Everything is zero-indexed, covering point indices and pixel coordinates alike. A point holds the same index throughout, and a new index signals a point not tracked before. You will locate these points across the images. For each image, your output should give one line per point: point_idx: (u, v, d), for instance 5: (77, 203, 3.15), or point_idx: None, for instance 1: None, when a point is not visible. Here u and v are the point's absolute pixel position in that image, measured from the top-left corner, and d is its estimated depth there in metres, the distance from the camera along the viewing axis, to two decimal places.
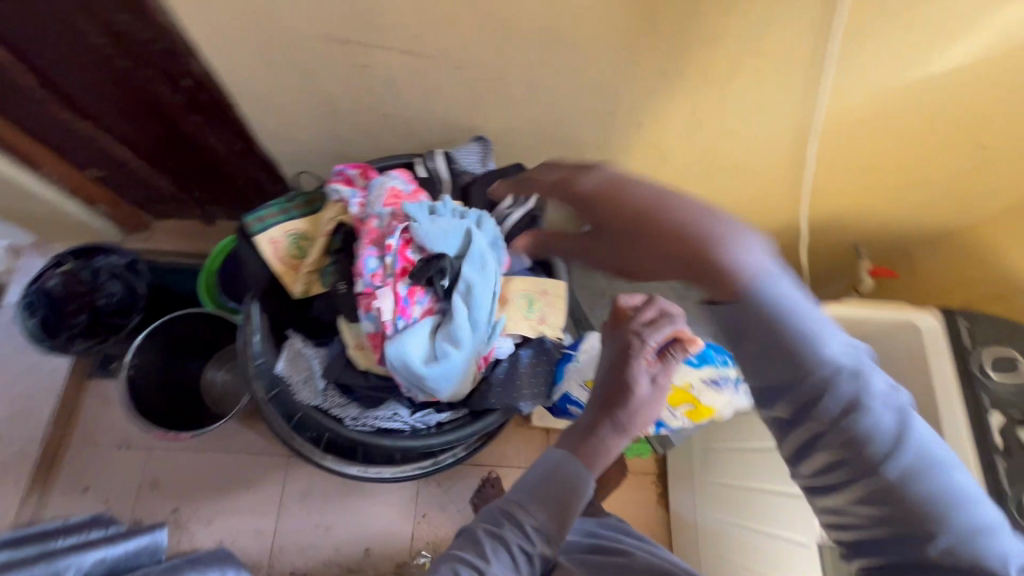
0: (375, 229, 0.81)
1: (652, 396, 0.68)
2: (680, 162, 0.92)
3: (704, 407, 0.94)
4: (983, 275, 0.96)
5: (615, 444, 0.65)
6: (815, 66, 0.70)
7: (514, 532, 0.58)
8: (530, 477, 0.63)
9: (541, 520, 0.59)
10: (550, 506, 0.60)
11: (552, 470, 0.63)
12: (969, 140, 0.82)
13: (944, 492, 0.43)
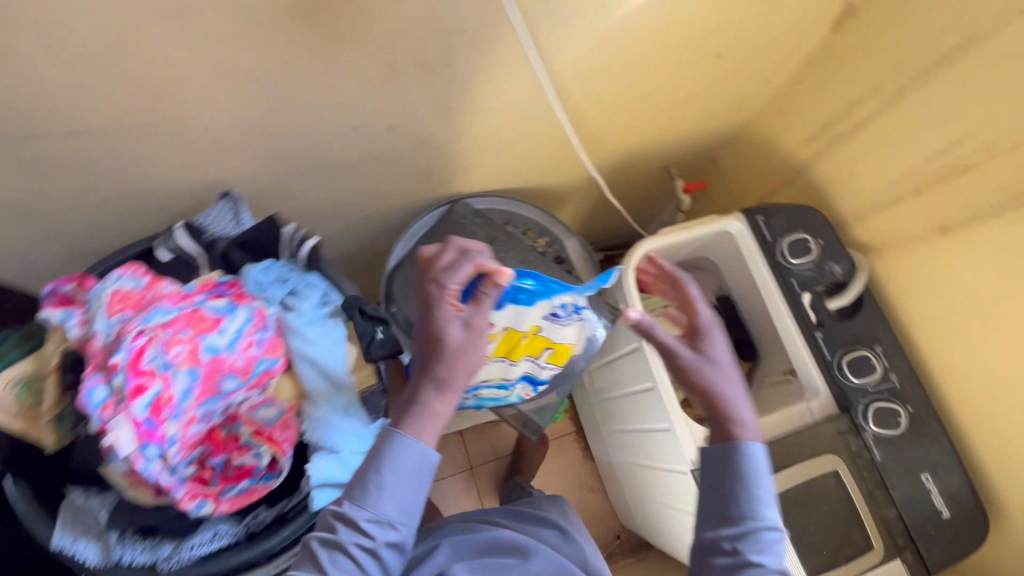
0: (95, 344, 0.57)
1: (469, 343, 0.57)
2: (457, 147, 0.87)
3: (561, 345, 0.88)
4: (772, 164, 1.04)
5: (438, 406, 0.57)
6: (518, 31, 0.66)
7: (351, 533, 0.55)
8: (364, 462, 0.58)
9: (374, 513, 0.55)
10: (379, 495, 0.56)
11: (376, 450, 0.57)
12: (702, 56, 0.83)
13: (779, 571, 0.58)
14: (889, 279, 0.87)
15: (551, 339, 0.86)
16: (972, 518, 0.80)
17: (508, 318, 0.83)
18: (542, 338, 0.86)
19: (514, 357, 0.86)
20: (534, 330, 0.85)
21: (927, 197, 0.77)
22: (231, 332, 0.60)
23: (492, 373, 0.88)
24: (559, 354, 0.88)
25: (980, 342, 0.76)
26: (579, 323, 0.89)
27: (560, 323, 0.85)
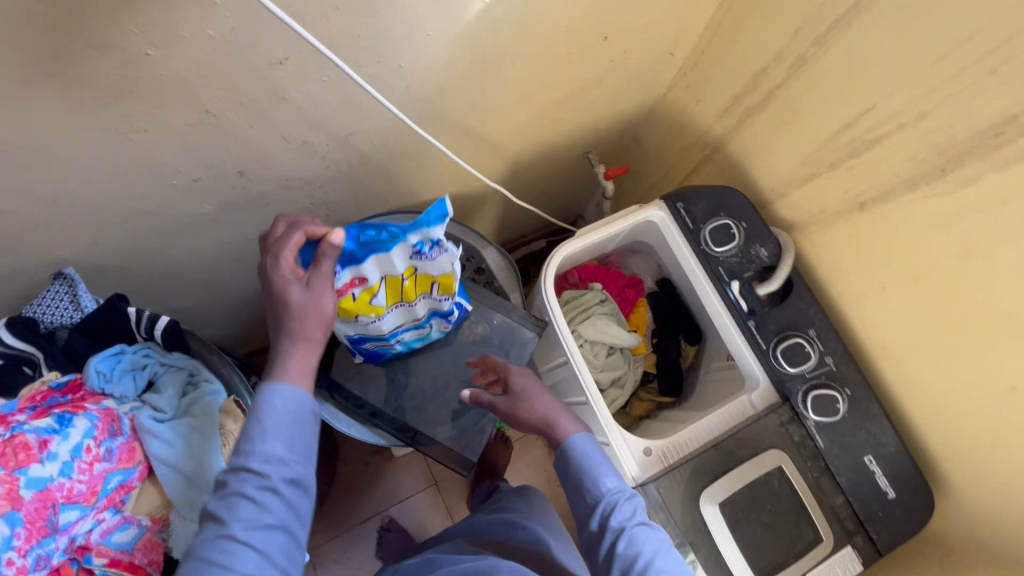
0: None
1: (312, 297, 0.55)
2: (336, 174, 0.76)
3: (444, 278, 0.71)
4: (691, 140, 0.96)
5: (299, 354, 0.55)
6: (357, 56, 0.56)
7: (249, 481, 0.49)
8: (244, 424, 0.51)
9: (267, 450, 0.49)
10: (269, 432, 0.50)
11: (253, 408, 0.52)
12: (591, 41, 0.74)
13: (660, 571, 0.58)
14: (817, 256, 0.82)
15: (431, 273, 0.71)
16: (918, 495, 0.77)
17: (376, 269, 0.67)
18: (421, 275, 0.71)
19: (408, 301, 0.74)
20: (409, 270, 0.70)
21: (843, 172, 0.71)
22: (44, 459, 0.51)
23: (397, 319, 0.77)
24: (449, 286, 0.72)
25: (910, 320, 0.72)
26: (450, 251, 0.67)
27: (430, 257, 0.67)
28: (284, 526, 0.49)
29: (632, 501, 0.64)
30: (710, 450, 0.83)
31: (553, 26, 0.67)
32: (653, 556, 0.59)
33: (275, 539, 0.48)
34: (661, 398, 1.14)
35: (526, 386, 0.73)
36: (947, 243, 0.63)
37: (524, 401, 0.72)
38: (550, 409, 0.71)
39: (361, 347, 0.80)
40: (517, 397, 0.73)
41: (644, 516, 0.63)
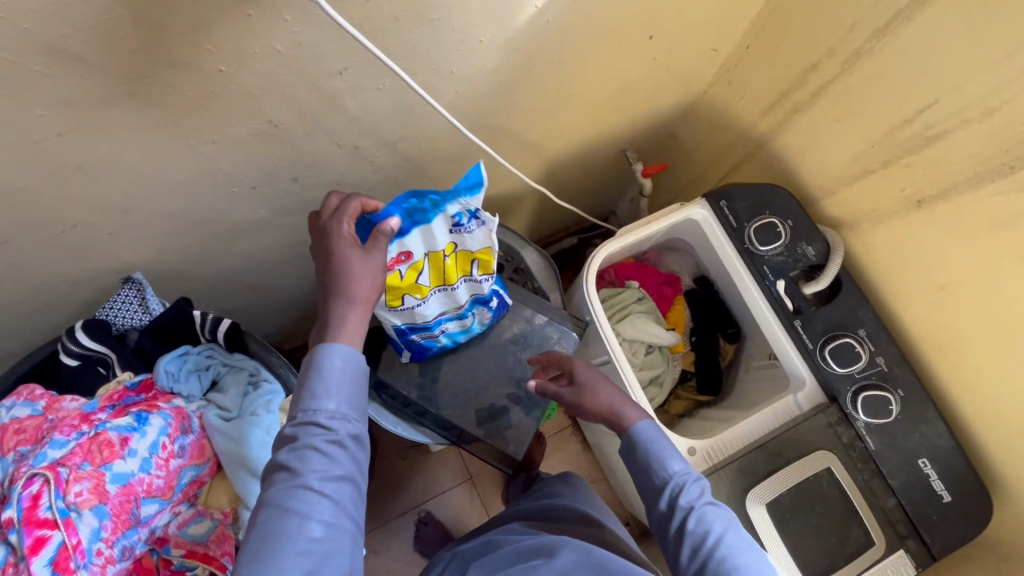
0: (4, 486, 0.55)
1: (366, 261, 0.56)
2: (383, 179, 0.78)
3: (483, 254, 0.73)
4: (732, 137, 0.95)
5: (354, 315, 0.55)
6: (412, 65, 0.57)
7: (314, 436, 0.50)
8: (302, 384, 0.52)
9: (334, 407, 0.52)
10: (333, 389, 0.52)
11: (313, 368, 0.52)
12: (636, 42, 0.74)
13: (739, 556, 0.58)
14: (868, 254, 0.80)
15: (469, 248, 0.72)
16: (975, 500, 0.75)
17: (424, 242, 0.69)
18: (460, 252, 0.73)
19: (449, 283, 0.75)
20: (449, 247, 0.72)
21: (899, 168, 0.69)
22: (127, 457, 0.55)
23: (440, 304, 0.78)
24: (487, 262, 0.73)
25: (969, 320, 0.70)
26: (488, 224, 0.69)
27: (468, 229, 0.69)
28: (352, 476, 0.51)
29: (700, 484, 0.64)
30: (755, 449, 0.82)
31: (600, 28, 0.67)
32: (731, 542, 0.59)
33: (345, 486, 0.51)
34: (700, 396, 1.13)
35: (591, 375, 0.74)
36: (1012, 242, 0.61)
37: (591, 393, 0.72)
38: (616, 398, 0.71)
39: (407, 339, 0.82)
40: (582, 386, 0.73)
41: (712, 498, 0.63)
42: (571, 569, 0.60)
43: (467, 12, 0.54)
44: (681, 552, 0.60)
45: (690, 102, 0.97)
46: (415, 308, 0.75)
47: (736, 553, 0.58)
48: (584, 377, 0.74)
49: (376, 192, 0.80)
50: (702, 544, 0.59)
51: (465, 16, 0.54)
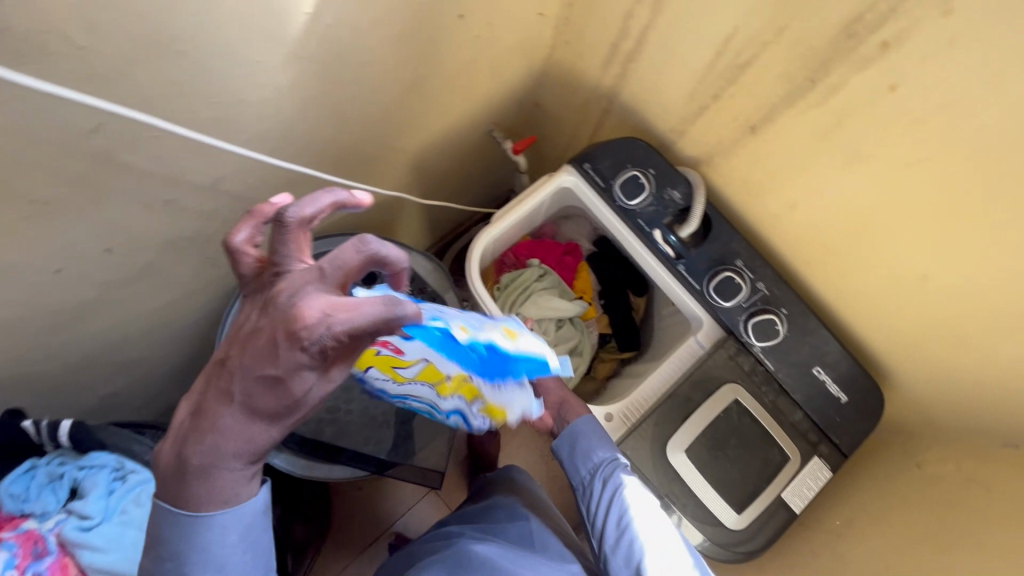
0: None
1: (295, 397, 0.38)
2: (223, 221, 0.72)
3: (495, 406, 0.56)
4: (586, 97, 0.93)
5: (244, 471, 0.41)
6: (186, 103, 0.52)
7: None
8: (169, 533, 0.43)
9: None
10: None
11: (175, 525, 0.42)
12: (451, 25, 0.70)
13: (649, 535, 0.67)
14: (729, 187, 0.82)
15: (485, 394, 0.54)
16: (871, 395, 0.79)
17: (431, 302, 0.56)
18: (471, 388, 0.55)
19: (439, 389, 0.60)
20: (462, 377, 0.54)
21: (729, 101, 0.70)
22: None
23: (416, 392, 0.65)
24: (496, 412, 0.57)
25: (824, 232, 0.73)
26: (526, 394, 0.51)
27: (501, 391, 0.51)
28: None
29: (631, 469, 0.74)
30: (667, 400, 0.83)
31: (399, 20, 0.63)
32: (645, 521, 0.68)
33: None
34: (623, 355, 1.13)
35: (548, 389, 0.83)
36: (837, 152, 0.63)
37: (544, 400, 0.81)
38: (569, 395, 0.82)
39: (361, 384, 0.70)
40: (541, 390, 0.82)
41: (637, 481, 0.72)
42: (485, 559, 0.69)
43: (222, 36, 0.49)
44: (608, 530, 0.69)
45: (537, 71, 0.95)
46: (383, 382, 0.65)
47: (645, 531, 0.67)
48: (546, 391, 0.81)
49: (220, 236, 0.74)
50: (619, 521, 0.69)
51: (221, 40, 0.49)
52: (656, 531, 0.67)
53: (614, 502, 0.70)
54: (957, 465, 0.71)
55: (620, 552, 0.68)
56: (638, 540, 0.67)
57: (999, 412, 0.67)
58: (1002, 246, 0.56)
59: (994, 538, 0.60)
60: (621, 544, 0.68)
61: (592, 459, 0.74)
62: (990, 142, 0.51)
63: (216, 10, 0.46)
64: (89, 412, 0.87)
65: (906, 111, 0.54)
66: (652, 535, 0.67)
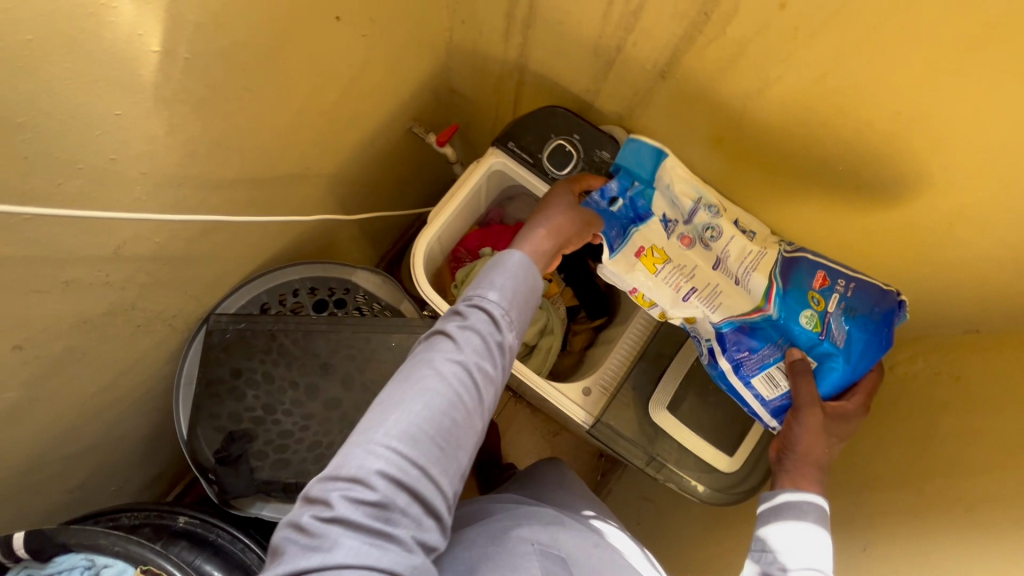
0: None
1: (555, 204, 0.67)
2: (141, 286, 0.68)
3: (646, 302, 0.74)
4: (496, 77, 0.90)
5: (541, 231, 0.62)
6: (46, 176, 0.48)
7: (483, 321, 0.52)
8: (489, 267, 0.55)
9: (504, 324, 0.52)
10: (511, 304, 0.53)
11: (496, 259, 0.56)
12: (331, 32, 0.66)
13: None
14: (657, 134, 0.80)
15: (658, 261, 0.73)
16: None
17: (737, 263, 0.72)
18: (652, 263, 0.72)
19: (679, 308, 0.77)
20: (658, 255, 0.73)
21: (632, 50, 0.67)
22: None
23: (740, 261, 0.72)
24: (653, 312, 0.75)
25: (756, 159, 0.71)
26: (615, 263, 0.72)
27: (632, 270, 0.72)
28: (473, 424, 0.49)
29: (786, 511, 0.59)
30: (639, 360, 0.84)
31: (266, 37, 0.58)
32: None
33: (456, 456, 0.47)
34: (594, 322, 1.08)
35: (836, 432, 0.65)
36: (747, 80, 0.62)
37: (800, 438, 0.63)
38: (810, 431, 0.63)
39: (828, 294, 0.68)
40: (809, 400, 0.64)
41: (776, 521, 0.58)
42: (597, 545, 0.61)
43: (62, 97, 0.45)
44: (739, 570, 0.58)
45: (441, 57, 0.90)
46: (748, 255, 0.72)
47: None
48: (825, 423, 0.64)
49: (142, 301, 0.70)
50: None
51: (60, 101, 0.45)
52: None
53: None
54: (925, 361, 0.72)
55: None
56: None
57: (955, 301, 0.68)
58: (922, 144, 0.56)
59: (969, 426, 0.62)
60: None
61: (766, 534, 0.57)
62: (887, 44, 0.50)
63: (41, 74, 0.42)
64: (61, 507, 0.84)
65: (799, 27, 0.53)
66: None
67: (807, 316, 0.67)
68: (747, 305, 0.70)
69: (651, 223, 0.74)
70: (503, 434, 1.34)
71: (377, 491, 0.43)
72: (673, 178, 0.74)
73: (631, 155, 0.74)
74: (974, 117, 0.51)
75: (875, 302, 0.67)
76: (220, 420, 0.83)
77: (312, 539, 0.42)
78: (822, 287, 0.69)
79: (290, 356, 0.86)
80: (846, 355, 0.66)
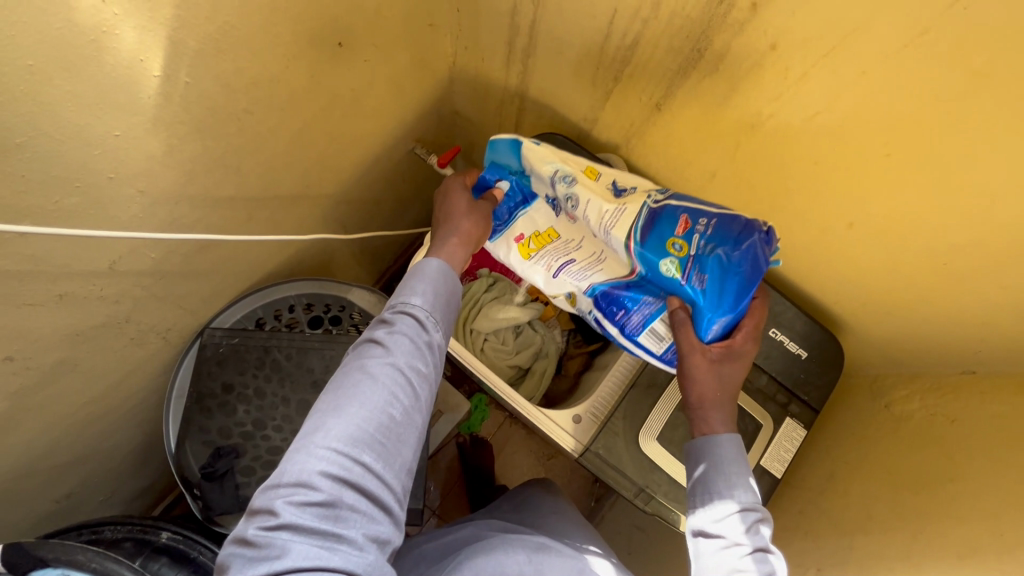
0: None
1: (453, 204, 0.70)
2: (137, 299, 0.69)
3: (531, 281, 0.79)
4: (496, 102, 0.91)
5: (450, 240, 0.65)
6: (48, 195, 0.49)
7: (412, 324, 0.54)
8: (406, 280, 0.58)
9: (431, 324, 0.55)
10: (434, 306, 0.56)
11: (410, 271, 0.59)
12: (334, 57, 0.68)
13: (713, 532, 0.56)
14: (654, 161, 0.80)
15: (531, 248, 0.75)
16: (826, 345, 0.81)
17: (600, 233, 0.70)
18: (526, 248, 0.75)
19: None
20: (531, 241, 0.75)
21: (628, 81, 0.68)
22: None
23: (599, 225, 0.69)
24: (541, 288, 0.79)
25: (753, 190, 0.71)
26: (494, 248, 0.77)
27: (510, 253, 0.76)
28: (414, 419, 0.50)
29: (723, 463, 0.60)
30: (632, 389, 0.83)
31: (268, 60, 0.60)
32: (716, 520, 0.57)
33: (400, 451, 0.48)
34: (590, 346, 1.07)
35: (729, 373, 0.65)
36: (742, 115, 0.62)
37: (694, 388, 0.65)
38: (703, 380, 0.64)
39: (690, 235, 0.66)
40: (690, 345, 0.65)
41: (728, 472, 0.59)
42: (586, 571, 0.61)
43: (61, 119, 0.46)
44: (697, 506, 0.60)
45: (444, 81, 0.92)
46: (608, 217, 0.68)
47: (714, 532, 0.56)
48: (713, 367, 0.65)
49: (137, 314, 0.71)
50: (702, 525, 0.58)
51: (61, 124, 0.46)
52: (718, 535, 0.55)
53: (705, 518, 0.58)
54: (921, 400, 0.71)
55: (695, 531, 0.58)
56: (702, 534, 0.57)
57: (950, 342, 0.67)
58: (914, 184, 0.56)
59: (964, 470, 0.60)
60: (696, 527, 0.58)
61: (726, 484, 0.59)
62: (877, 88, 0.50)
63: (42, 96, 0.43)
64: (47, 516, 0.83)
65: (791, 68, 0.53)
66: (708, 535, 0.56)
67: (669, 264, 0.66)
68: (622, 269, 0.72)
69: (537, 205, 0.76)
70: (497, 456, 1.32)
71: (322, 491, 0.43)
72: (528, 159, 0.71)
73: (496, 150, 0.75)
74: (964, 161, 0.51)
75: (736, 236, 0.63)
76: (209, 435, 0.83)
77: (261, 550, 0.42)
78: (684, 231, 0.66)
79: (281, 371, 0.86)
80: (711, 297, 0.64)
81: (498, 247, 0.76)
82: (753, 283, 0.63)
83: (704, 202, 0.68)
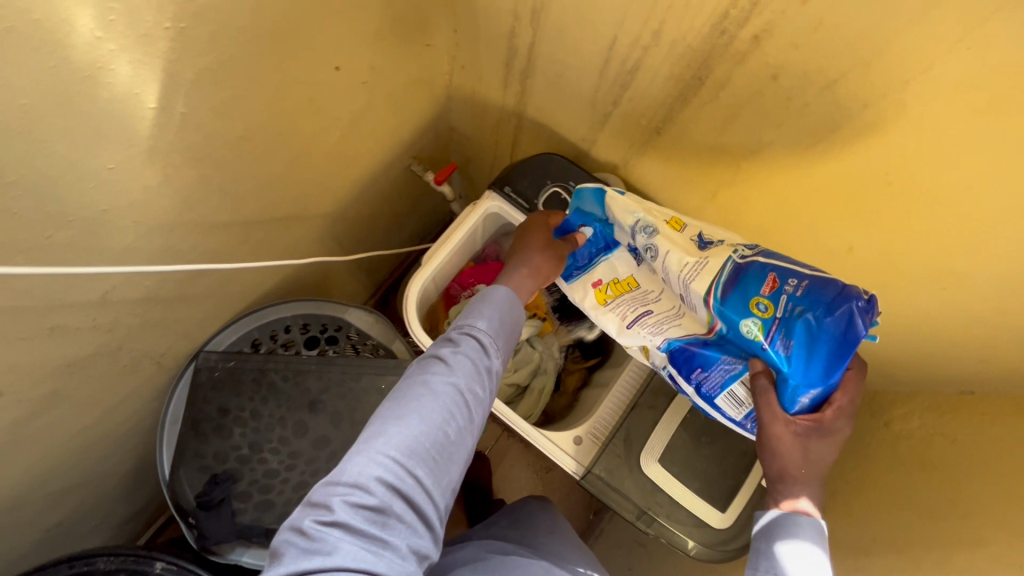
0: None
1: (530, 240, 0.71)
2: (130, 327, 0.68)
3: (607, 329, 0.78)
4: (495, 121, 0.91)
5: (521, 270, 0.66)
6: (41, 230, 0.48)
7: (475, 345, 0.53)
8: (474, 299, 0.58)
9: (492, 350, 0.54)
10: (497, 332, 0.55)
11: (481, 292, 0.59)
12: (331, 82, 0.67)
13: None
14: (653, 182, 0.80)
15: (607, 295, 0.75)
16: None
17: (680, 283, 0.68)
18: (602, 295, 0.75)
19: None
20: (608, 289, 0.75)
21: (628, 105, 0.68)
22: None
23: (677, 274, 0.67)
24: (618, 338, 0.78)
25: (752, 212, 0.72)
26: (570, 290, 0.78)
27: (585, 298, 0.76)
28: (466, 440, 0.49)
29: (776, 519, 0.55)
30: (632, 412, 0.83)
31: (265, 88, 0.59)
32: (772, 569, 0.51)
33: (450, 470, 0.47)
34: (588, 362, 1.07)
35: (819, 449, 0.58)
36: (742, 141, 0.62)
37: (775, 459, 0.58)
38: (785, 450, 0.58)
39: (777, 295, 0.62)
40: (772, 415, 0.59)
41: (781, 524, 0.54)
42: None
43: (55, 155, 0.45)
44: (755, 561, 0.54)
45: (441, 99, 0.91)
46: (689, 269, 0.67)
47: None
48: (801, 442, 0.58)
49: (130, 341, 0.69)
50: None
51: (55, 160, 0.45)
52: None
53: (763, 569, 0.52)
54: (919, 421, 0.72)
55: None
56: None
57: (948, 364, 0.68)
58: (913, 213, 0.56)
59: (964, 492, 0.60)
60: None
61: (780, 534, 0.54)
62: (878, 119, 0.50)
63: (35, 134, 0.42)
64: (37, 546, 0.81)
65: (792, 98, 0.53)
66: None
67: (751, 325, 0.62)
68: (702, 327, 0.68)
69: (618, 253, 0.75)
70: (494, 470, 1.32)
71: (376, 496, 0.43)
72: (612, 207, 0.73)
73: (580, 198, 0.77)
74: (963, 192, 0.51)
75: (829, 301, 0.58)
76: (204, 460, 0.82)
77: (311, 543, 0.41)
78: (771, 291, 0.62)
79: (278, 394, 0.84)
80: (797, 365, 0.59)
81: (573, 289, 0.77)
82: (846, 352, 0.57)
83: (795, 264, 0.64)
